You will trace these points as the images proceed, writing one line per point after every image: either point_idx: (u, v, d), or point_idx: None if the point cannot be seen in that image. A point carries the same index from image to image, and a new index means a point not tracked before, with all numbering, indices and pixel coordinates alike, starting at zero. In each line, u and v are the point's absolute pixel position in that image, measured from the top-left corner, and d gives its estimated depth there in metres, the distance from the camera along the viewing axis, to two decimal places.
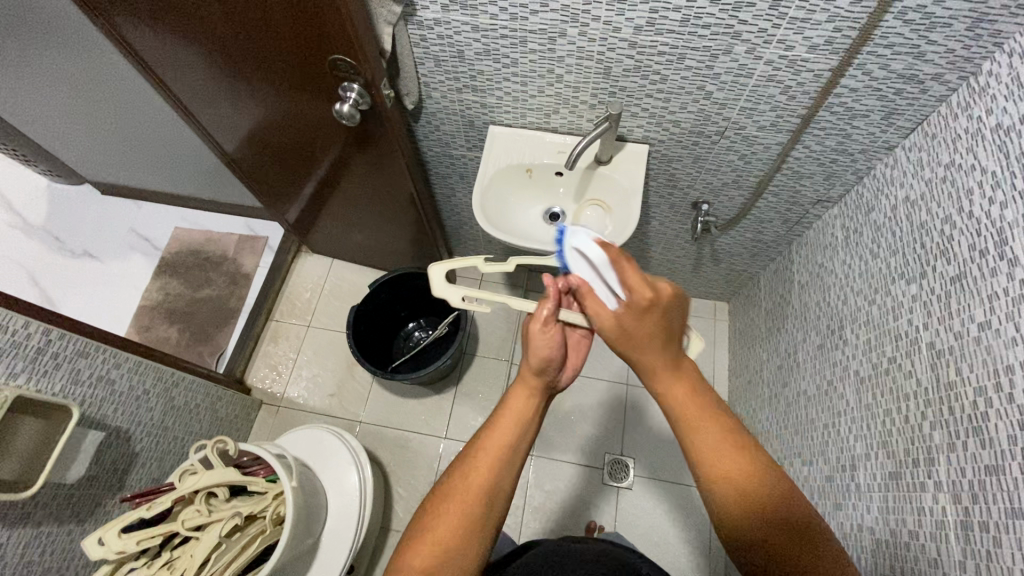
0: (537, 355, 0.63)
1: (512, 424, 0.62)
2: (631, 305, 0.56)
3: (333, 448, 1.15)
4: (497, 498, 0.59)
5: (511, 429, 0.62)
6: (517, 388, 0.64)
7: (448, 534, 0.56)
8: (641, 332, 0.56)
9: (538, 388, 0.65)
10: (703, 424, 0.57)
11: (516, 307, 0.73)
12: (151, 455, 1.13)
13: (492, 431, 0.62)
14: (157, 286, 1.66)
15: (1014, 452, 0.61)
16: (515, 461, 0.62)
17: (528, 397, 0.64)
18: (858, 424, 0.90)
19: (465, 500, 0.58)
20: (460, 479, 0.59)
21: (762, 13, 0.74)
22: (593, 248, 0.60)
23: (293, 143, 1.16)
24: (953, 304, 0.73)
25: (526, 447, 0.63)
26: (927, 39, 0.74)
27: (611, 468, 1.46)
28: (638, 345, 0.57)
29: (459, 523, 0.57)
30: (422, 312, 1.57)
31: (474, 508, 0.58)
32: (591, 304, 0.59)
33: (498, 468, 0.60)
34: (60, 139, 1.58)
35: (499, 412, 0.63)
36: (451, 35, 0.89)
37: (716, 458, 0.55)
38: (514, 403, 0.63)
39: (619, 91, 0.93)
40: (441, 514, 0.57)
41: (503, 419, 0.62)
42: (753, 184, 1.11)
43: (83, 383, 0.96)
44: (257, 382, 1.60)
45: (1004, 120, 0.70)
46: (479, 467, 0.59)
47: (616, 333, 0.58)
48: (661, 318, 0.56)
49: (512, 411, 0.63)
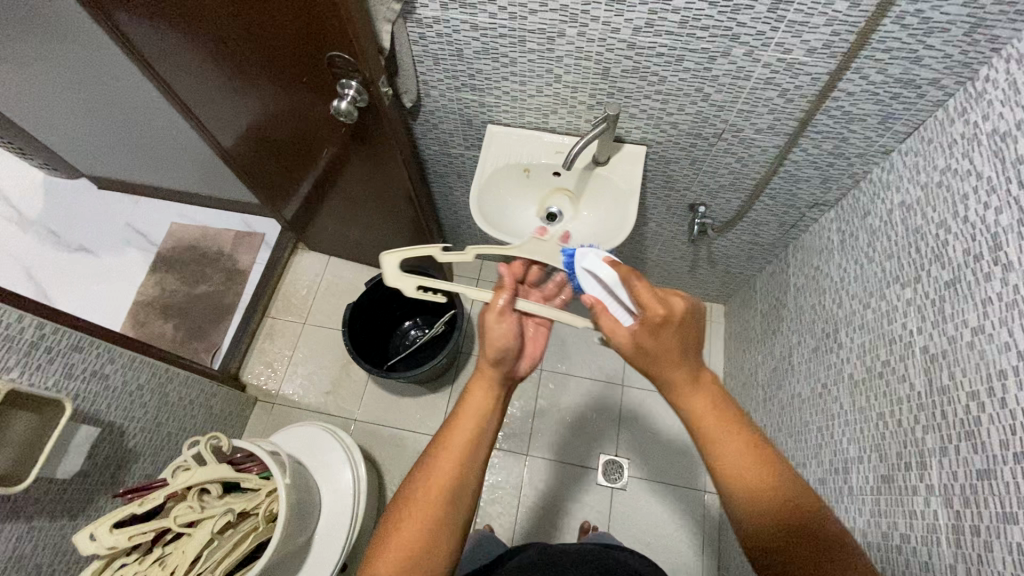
0: (495, 344, 0.63)
1: (472, 421, 0.61)
2: (646, 323, 0.55)
3: (327, 446, 1.15)
4: (461, 496, 0.59)
5: (471, 425, 0.61)
6: (476, 381, 0.64)
7: (415, 536, 0.56)
8: (660, 348, 0.55)
9: (496, 382, 0.64)
10: (725, 438, 0.55)
11: (474, 297, 0.72)
12: (144, 450, 1.12)
13: (454, 428, 0.61)
14: (153, 281, 1.65)
15: (1006, 455, 0.61)
16: (478, 459, 0.61)
17: (487, 391, 0.63)
18: (851, 427, 0.90)
19: (429, 500, 0.57)
20: (422, 480, 0.59)
21: (760, 16, 0.74)
22: (603, 268, 0.68)
23: (291, 139, 1.16)
24: (947, 308, 0.73)
25: (489, 443, 0.62)
26: (924, 44, 0.74)
27: (605, 469, 1.46)
28: (657, 361, 0.56)
29: (423, 524, 0.56)
30: (418, 310, 1.56)
31: (437, 506, 0.57)
32: (606, 320, 0.58)
33: (461, 466, 0.59)
34: (56, 132, 1.57)
35: (458, 408, 0.62)
36: (451, 33, 0.89)
37: (744, 475, 0.54)
38: (473, 398, 0.62)
39: (617, 91, 0.93)
40: (405, 516, 0.57)
41: (464, 415, 0.62)
42: (750, 187, 1.11)
43: (76, 377, 0.95)
44: (252, 379, 1.60)
45: (1000, 125, 0.70)
46: (441, 467, 0.59)
47: (632, 349, 0.57)
48: (675, 333, 0.55)
49: (473, 408, 0.62)
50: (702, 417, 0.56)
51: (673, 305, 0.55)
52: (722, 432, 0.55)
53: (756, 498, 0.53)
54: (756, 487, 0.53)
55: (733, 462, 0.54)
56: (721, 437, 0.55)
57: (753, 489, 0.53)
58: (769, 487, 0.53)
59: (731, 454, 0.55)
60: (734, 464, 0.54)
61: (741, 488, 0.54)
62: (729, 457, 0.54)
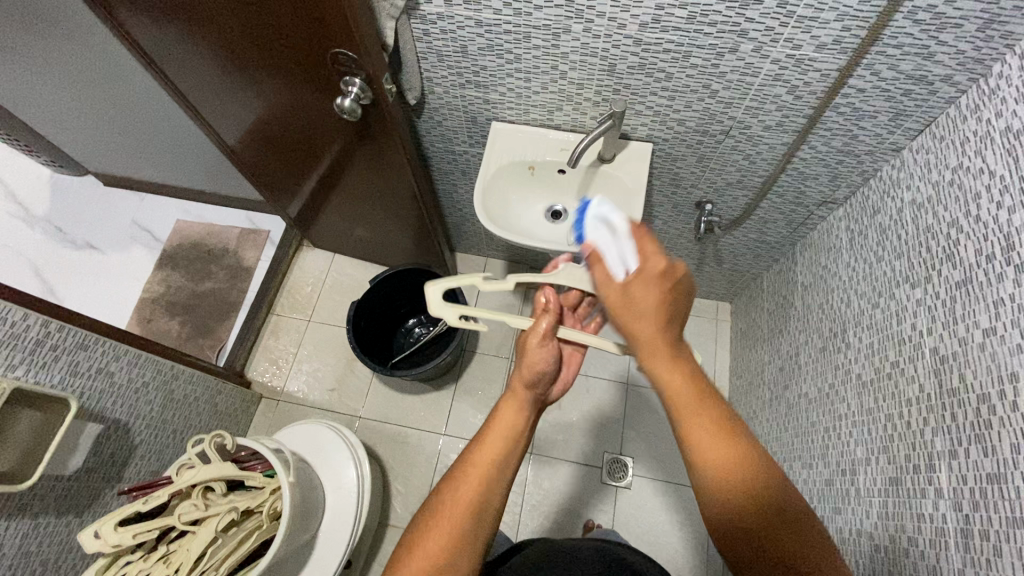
0: (531, 368, 0.65)
1: (499, 439, 0.62)
2: (642, 275, 0.54)
3: (331, 443, 1.15)
4: (487, 513, 0.59)
5: (500, 443, 0.61)
6: (507, 400, 0.65)
7: (437, 549, 0.56)
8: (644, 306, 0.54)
9: (527, 403, 0.65)
10: (699, 423, 0.54)
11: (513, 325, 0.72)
12: (149, 447, 1.13)
13: (481, 445, 0.61)
14: (158, 279, 1.66)
15: (1017, 460, 0.60)
16: (505, 474, 0.61)
17: (519, 409, 0.64)
18: (859, 428, 0.89)
19: (457, 510, 0.58)
20: (449, 494, 0.59)
21: (769, 11, 0.73)
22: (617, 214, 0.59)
23: (295, 137, 1.16)
24: (958, 309, 0.72)
25: (517, 459, 0.63)
26: (936, 40, 0.72)
27: (610, 468, 1.45)
28: (640, 321, 0.54)
29: (449, 536, 0.56)
30: (422, 308, 1.56)
31: (464, 520, 0.57)
32: (598, 271, 0.57)
33: (487, 483, 0.59)
34: (63, 129, 1.58)
35: (488, 425, 0.63)
36: (455, 30, 0.88)
37: (718, 461, 0.53)
38: (504, 414, 0.63)
39: (623, 88, 0.92)
40: (432, 527, 0.57)
41: (493, 431, 0.62)
42: (757, 185, 1.10)
43: (82, 375, 0.96)
44: (257, 375, 1.60)
45: (1014, 123, 0.68)
46: (469, 480, 0.59)
47: (619, 302, 0.55)
48: (666, 295, 0.53)
49: (501, 424, 0.62)
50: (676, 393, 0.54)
51: (668, 262, 0.54)
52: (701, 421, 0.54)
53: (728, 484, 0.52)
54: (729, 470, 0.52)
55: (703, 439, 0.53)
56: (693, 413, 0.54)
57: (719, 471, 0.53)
58: (743, 471, 0.52)
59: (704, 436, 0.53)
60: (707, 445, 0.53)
61: (710, 475, 0.53)
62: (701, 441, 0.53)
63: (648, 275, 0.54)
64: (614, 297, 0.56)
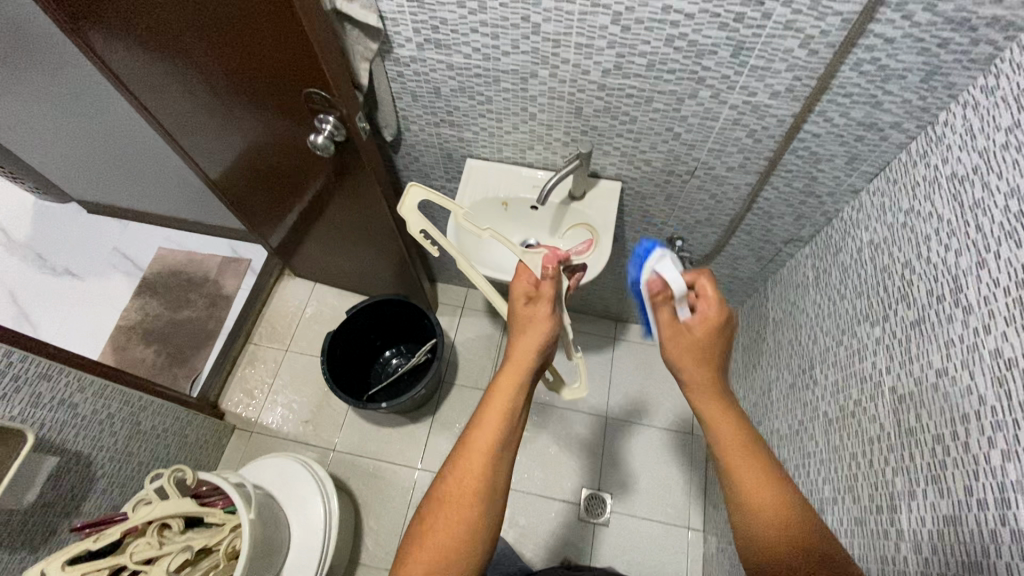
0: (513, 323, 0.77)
1: (499, 419, 0.63)
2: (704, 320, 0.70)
3: (298, 477, 1.13)
4: (491, 495, 0.60)
5: (495, 421, 0.63)
6: (504, 377, 0.68)
7: (445, 534, 0.57)
8: (705, 350, 0.69)
9: (524, 371, 0.69)
10: (743, 462, 0.61)
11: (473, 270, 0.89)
12: (112, 481, 1.10)
13: (478, 431, 0.63)
14: (137, 306, 1.65)
15: (972, 502, 0.60)
16: (505, 456, 0.63)
17: (512, 387, 0.66)
18: (826, 466, 0.89)
19: (459, 507, 0.58)
20: (455, 482, 0.60)
21: (723, 61, 0.76)
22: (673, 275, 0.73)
23: (275, 169, 1.17)
24: (913, 349, 0.73)
25: (513, 437, 0.65)
26: (883, 90, 0.76)
27: (588, 504, 1.43)
28: (698, 367, 0.68)
29: (459, 522, 0.57)
30: (399, 339, 1.56)
31: (470, 506, 0.59)
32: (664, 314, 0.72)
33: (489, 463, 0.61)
34: (47, 157, 1.59)
35: (483, 409, 0.64)
36: (427, 72, 0.91)
37: (757, 496, 0.59)
38: (493, 411, 0.64)
39: (590, 130, 0.95)
40: (439, 516, 0.58)
41: (489, 414, 0.64)
42: (725, 223, 1.12)
43: (44, 407, 0.94)
44: (231, 406, 1.58)
45: (959, 169, 0.71)
46: (472, 469, 0.60)
47: (680, 346, 0.70)
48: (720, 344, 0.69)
49: (499, 400, 0.65)
50: (723, 434, 0.64)
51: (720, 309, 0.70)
52: (737, 450, 0.62)
53: (765, 520, 0.57)
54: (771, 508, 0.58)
55: (749, 479, 0.60)
56: (726, 432, 0.64)
57: (757, 504, 0.58)
58: (773, 503, 0.58)
59: (741, 465, 0.61)
60: (744, 476, 0.60)
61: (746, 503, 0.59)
62: (737, 466, 0.61)
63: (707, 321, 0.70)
64: (680, 339, 0.70)
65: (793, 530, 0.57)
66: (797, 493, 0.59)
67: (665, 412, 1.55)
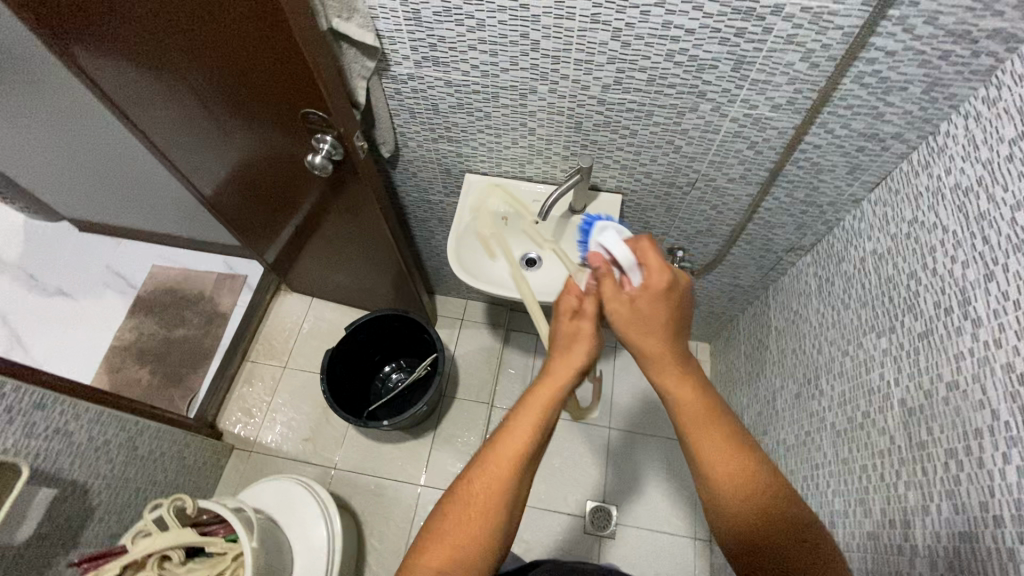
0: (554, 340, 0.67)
1: (532, 427, 0.59)
2: (648, 290, 0.59)
3: (300, 500, 1.11)
4: (513, 502, 0.58)
5: (529, 429, 0.59)
6: (541, 386, 0.62)
7: (463, 538, 0.55)
8: (654, 319, 0.60)
9: (564, 388, 0.62)
10: (710, 435, 0.58)
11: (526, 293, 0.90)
12: (109, 508, 1.08)
13: (510, 436, 0.59)
14: (131, 326, 1.63)
15: (988, 519, 0.60)
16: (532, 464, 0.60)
17: (549, 399, 0.61)
18: (836, 479, 0.88)
19: (481, 512, 0.56)
20: (479, 483, 0.57)
21: (724, 75, 0.76)
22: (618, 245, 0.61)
23: (271, 185, 1.16)
24: (922, 361, 0.73)
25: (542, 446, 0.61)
26: (884, 101, 0.75)
27: (593, 517, 1.42)
28: (651, 339, 0.60)
29: (479, 526, 0.55)
30: (399, 353, 1.54)
31: (493, 511, 0.56)
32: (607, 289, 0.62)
33: (517, 471, 0.58)
34: (38, 176, 1.57)
35: (517, 414, 0.60)
36: (425, 89, 0.90)
37: (724, 467, 0.57)
38: (525, 418, 0.60)
39: (590, 144, 0.94)
40: (459, 517, 0.56)
41: (523, 420, 0.60)
42: (726, 233, 1.12)
43: (38, 436, 0.92)
44: (229, 426, 1.55)
45: (962, 180, 0.71)
46: (499, 475, 0.57)
47: (628, 318, 0.60)
48: (670, 309, 0.60)
49: (534, 408, 0.60)
50: (687, 405, 0.60)
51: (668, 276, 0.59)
52: (698, 421, 0.59)
53: (737, 493, 0.55)
54: (735, 477, 0.56)
55: (715, 451, 0.57)
56: (687, 400, 0.60)
57: (727, 476, 0.56)
58: (739, 472, 0.56)
59: (709, 437, 0.58)
60: (710, 448, 0.58)
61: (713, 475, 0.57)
62: (703, 440, 0.58)
63: (654, 291, 0.59)
64: (626, 310, 0.60)
65: (763, 503, 0.55)
66: (766, 461, 0.57)
67: (668, 421, 1.54)
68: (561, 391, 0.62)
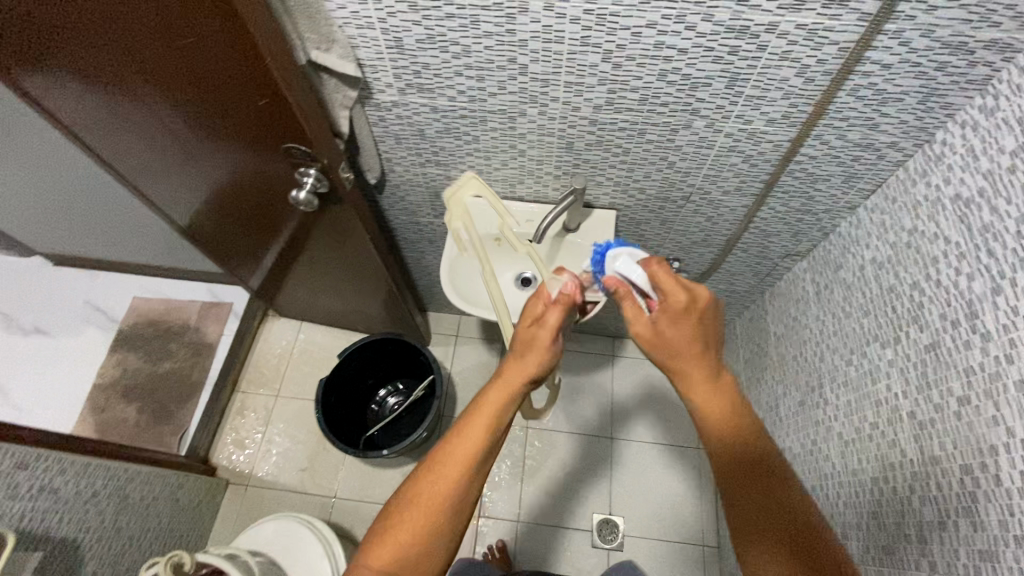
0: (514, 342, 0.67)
1: (481, 430, 0.59)
2: (670, 311, 0.59)
3: (302, 540, 1.07)
4: (460, 505, 0.58)
5: (478, 433, 0.59)
6: (495, 389, 0.62)
7: (406, 536, 0.56)
8: (677, 340, 0.59)
9: (517, 391, 0.62)
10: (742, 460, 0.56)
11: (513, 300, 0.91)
12: (102, 562, 1.04)
13: (458, 439, 0.59)
14: (114, 362, 1.58)
15: (1008, 539, 0.59)
16: (482, 466, 0.60)
17: (500, 403, 0.61)
18: (846, 490, 0.88)
19: (425, 512, 0.57)
20: (427, 484, 0.58)
21: (718, 92, 0.74)
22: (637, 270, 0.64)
23: (252, 217, 1.12)
24: (930, 374, 0.72)
25: (493, 449, 0.61)
26: (880, 112, 0.74)
27: (600, 530, 1.40)
28: (679, 358, 0.59)
29: (423, 524, 0.56)
30: (394, 376, 1.51)
31: (438, 511, 0.57)
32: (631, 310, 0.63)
33: (464, 475, 0.58)
34: (7, 213, 1.51)
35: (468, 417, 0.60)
36: (410, 115, 0.87)
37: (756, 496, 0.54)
38: (476, 421, 0.60)
39: (583, 163, 0.92)
40: (404, 516, 0.57)
41: (473, 425, 0.60)
42: (722, 243, 1.11)
43: (23, 497, 0.88)
44: (223, 460, 1.51)
45: (963, 191, 0.70)
46: (445, 477, 0.57)
47: (652, 339, 0.60)
48: (695, 330, 0.58)
49: (484, 410, 0.60)
50: (719, 429, 0.58)
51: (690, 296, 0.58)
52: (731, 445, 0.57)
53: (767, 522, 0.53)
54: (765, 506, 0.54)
55: (747, 480, 0.55)
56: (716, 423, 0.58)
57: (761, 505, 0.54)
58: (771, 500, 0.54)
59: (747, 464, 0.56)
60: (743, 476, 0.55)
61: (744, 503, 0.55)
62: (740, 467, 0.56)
63: (676, 312, 0.59)
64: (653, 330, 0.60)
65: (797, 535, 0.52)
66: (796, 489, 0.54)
67: (670, 428, 1.53)
68: (513, 394, 0.61)
